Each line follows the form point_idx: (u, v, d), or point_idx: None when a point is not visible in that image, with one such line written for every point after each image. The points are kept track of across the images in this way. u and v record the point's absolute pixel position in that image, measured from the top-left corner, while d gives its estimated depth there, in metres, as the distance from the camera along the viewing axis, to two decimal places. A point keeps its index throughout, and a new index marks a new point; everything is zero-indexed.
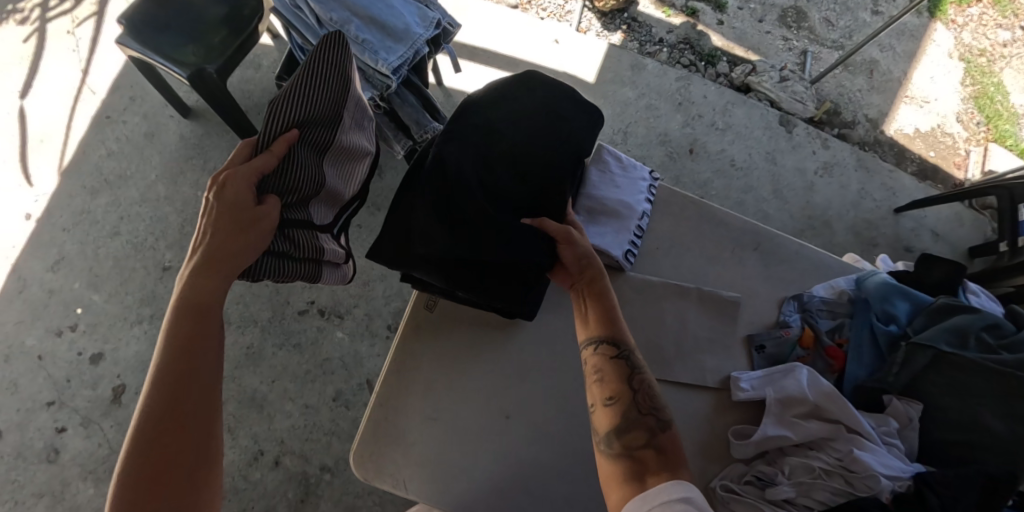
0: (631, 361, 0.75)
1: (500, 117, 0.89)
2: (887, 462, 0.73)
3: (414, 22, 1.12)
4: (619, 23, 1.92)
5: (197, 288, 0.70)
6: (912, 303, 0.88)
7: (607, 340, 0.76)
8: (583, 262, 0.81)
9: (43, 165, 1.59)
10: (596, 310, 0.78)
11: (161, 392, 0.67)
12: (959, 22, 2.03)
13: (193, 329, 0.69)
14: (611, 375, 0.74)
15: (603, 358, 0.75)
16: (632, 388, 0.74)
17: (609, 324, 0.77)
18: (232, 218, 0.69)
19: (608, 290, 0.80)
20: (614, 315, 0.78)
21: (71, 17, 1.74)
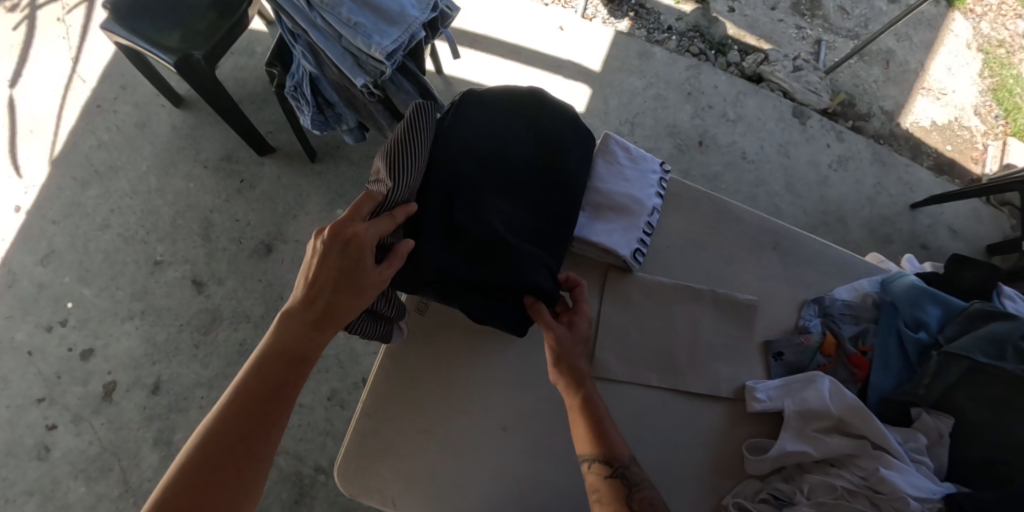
0: (628, 479, 0.66)
1: (494, 114, 0.84)
2: (917, 483, 0.68)
3: (410, 4, 1.04)
4: (626, 9, 1.84)
5: (293, 339, 0.66)
6: (944, 308, 0.81)
7: (599, 458, 0.67)
8: (567, 364, 0.72)
9: (34, 155, 1.53)
10: (585, 424, 0.69)
11: (230, 434, 0.61)
12: (977, 11, 1.95)
13: (275, 384, 0.65)
14: (608, 496, 0.66)
15: (598, 477, 0.67)
16: (632, 508, 0.65)
17: (600, 439, 0.68)
18: (349, 276, 0.66)
19: (597, 397, 0.71)
20: (607, 427, 0.69)
21: (60, 3, 1.68)
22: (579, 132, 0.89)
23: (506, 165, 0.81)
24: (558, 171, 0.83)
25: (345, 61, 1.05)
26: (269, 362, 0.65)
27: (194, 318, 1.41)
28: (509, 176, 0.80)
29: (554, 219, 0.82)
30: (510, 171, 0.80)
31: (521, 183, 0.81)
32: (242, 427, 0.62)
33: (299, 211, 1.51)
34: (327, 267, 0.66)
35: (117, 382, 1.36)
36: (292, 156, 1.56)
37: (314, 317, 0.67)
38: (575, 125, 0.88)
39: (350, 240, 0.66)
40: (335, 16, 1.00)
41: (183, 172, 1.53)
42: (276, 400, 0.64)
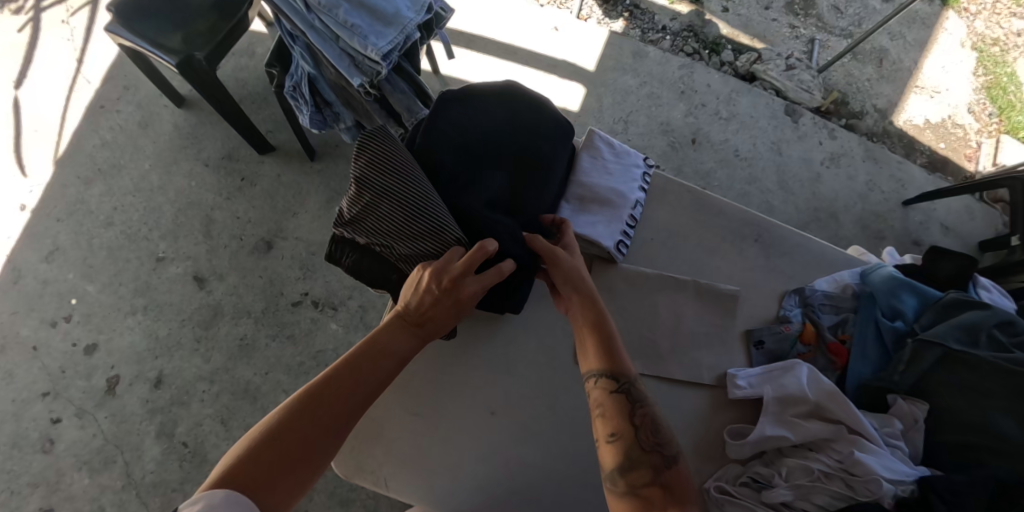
0: (632, 395, 0.69)
1: (474, 110, 0.90)
2: (891, 466, 0.70)
3: (404, 6, 1.07)
4: (621, 10, 1.87)
5: (396, 338, 0.72)
6: (920, 298, 0.84)
7: (607, 374, 0.71)
8: (577, 284, 0.76)
9: (39, 155, 1.56)
10: (595, 342, 0.73)
11: (319, 392, 0.66)
12: (972, 10, 1.97)
13: (368, 372, 0.69)
14: (612, 410, 0.69)
15: (603, 393, 0.70)
16: (634, 424, 0.68)
17: (609, 357, 0.71)
18: (446, 306, 0.73)
19: (606, 315, 0.75)
20: (615, 346, 0.73)
21: (65, 6, 1.72)
22: (559, 124, 0.93)
23: (478, 156, 0.85)
24: (535, 161, 0.87)
25: (342, 62, 1.08)
26: (370, 350, 0.70)
27: (195, 313, 1.44)
28: (482, 165, 0.85)
29: (527, 199, 0.84)
30: (481, 161, 0.85)
31: (493, 168, 0.85)
32: (332, 399, 0.66)
33: (298, 208, 1.54)
34: (432, 300, 0.72)
35: (120, 376, 1.39)
36: (292, 154, 1.59)
37: (412, 326, 0.73)
38: (553, 118, 0.92)
39: (461, 292, 0.72)
40: (332, 18, 1.03)
41: (185, 171, 1.56)
42: (368, 385, 0.68)
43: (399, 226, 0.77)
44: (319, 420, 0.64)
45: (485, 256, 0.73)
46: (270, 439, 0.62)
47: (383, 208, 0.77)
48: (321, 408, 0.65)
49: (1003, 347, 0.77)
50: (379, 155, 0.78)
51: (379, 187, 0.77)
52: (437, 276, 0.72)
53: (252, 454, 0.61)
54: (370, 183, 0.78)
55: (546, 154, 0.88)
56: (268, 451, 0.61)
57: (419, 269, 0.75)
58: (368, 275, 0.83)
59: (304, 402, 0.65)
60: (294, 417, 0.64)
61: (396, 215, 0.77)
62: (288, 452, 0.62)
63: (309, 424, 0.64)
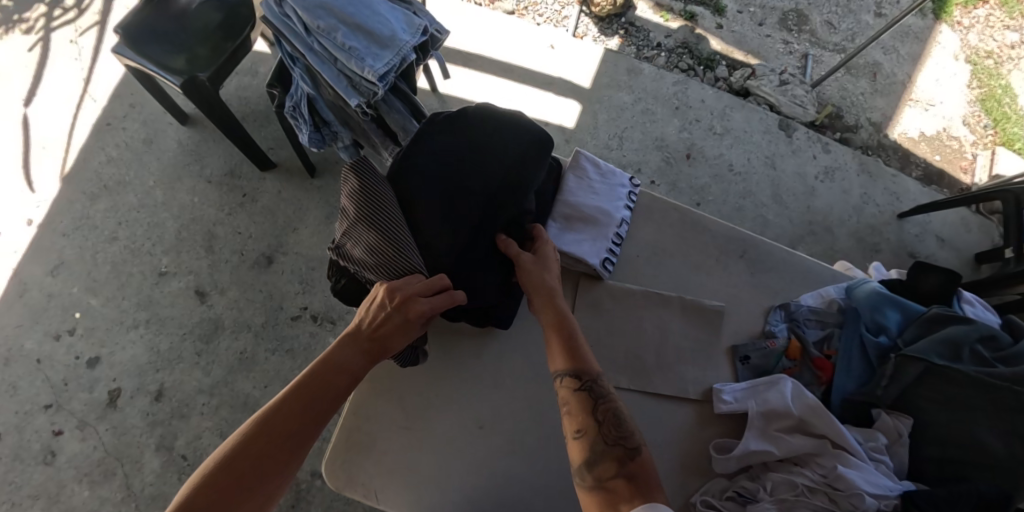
0: (595, 391, 0.72)
1: (465, 132, 0.91)
2: (874, 480, 0.71)
3: (400, 28, 1.11)
4: (616, 27, 1.90)
5: (350, 356, 0.74)
6: (903, 312, 0.85)
7: (570, 372, 0.73)
8: (539, 285, 0.80)
9: (45, 171, 1.60)
10: (559, 344, 0.76)
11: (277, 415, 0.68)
12: (965, 23, 1.99)
13: (323, 390, 0.71)
14: (576, 408, 0.71)
15: (568, 391, 0.72)
16: (597, 419, 0.70)
17: (573, 357, 0.74)
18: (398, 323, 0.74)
19: (567, 314, 0.78)
20: (577, 344, 0.75)
21: (74, 27, 1.76)
22: (543, 143, 0.93)
23: (464, 177, 0.86)
24: (520, 182, 0.88)
25: (339, 82, 1.10)
26: (322, 371, 0.72)
27: (196, 326, 1.47)
28: (466, 188, 0.86)
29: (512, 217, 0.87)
30: (466, 184, 0.86)
31: (476, 190, 0.86)
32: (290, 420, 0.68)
33: (298, 224, 1.57)
34: (385, 315, 0.74)
35: (122, 388, 1.41)
36: (292, 170, 1.62)
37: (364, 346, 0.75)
38: (539, 137, 0.93)
39: (410, 308, 0.74)
40: (330, 40, 1.07)
41: (188, 187, 1.59)
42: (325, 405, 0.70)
43: (372, 256, 0.79)
44: (272, 444, 0.66)
45: (450, 303, 0.76)
46: (228, 465, 0.65)
47: (361, 237, 0.80)
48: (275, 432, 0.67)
49: (984, 361, 0.78)
50: (361, 185, 0.80)
51: (360, 217, 0.80)
52: (388, 294, 0.75)
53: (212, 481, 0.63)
54: (353, 213, 0.81)
55: (530, 175, 0.90)
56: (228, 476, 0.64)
57: (378, 284, 0.77)
58: (356, 297, 0.87)
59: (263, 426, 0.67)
60: (250, 443, 0.66)
61: (369, 245, 0.79)
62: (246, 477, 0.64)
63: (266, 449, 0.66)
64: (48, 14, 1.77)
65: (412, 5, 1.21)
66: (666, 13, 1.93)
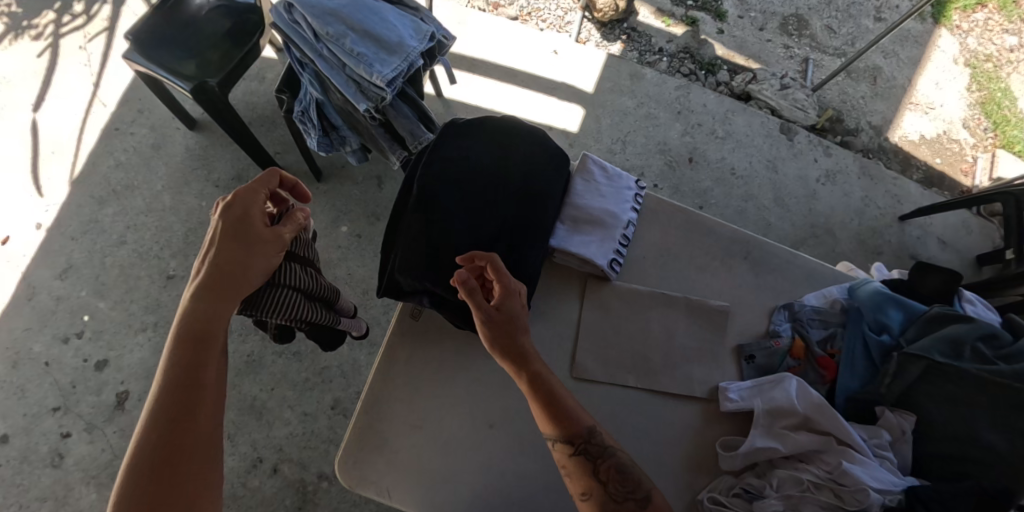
0: (591, 452, 0.72)
1: (481, 140, 0.94)
2: (879, 476, 0.72)
3: (408, 35, 1.12)
4: (618, 33, 1.92)
5: (210, 302, 0.71)
6: (905, 312, 0.86)
7: (563, 439, 0.73)
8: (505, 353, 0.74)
9: (53, 176, 1.62)
10: (541, 411, 0.74)
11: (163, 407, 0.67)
12: (964, 27, 2.01)
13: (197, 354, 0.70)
14: (575, 471, 0.72)
15: (563, 456, 0.73)
16: (599, 478, 0.71)
17: (559, 422, 0.73)
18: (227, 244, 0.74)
19: (545, 377, 0.74)
20: (562, 407, 0.73)
21: (83, 33, 1.79)
22: (551, 152, 0.97)
23: (479, 181, 0.89)
24: (530, 190, 0.91)
25: (348, 88, 1.12)
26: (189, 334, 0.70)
27: None
28: (479, 195, 0.88)
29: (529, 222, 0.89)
30: (482, 187, 0.89)
31: (490, 198, 0.88)
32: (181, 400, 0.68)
33: None
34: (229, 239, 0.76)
35: (129, 391, 1.42)
36: (299, 175, 1.64)
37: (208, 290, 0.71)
38: (548, 148, 0.97)
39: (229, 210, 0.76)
40: (339, 46, 1.08)
41: (196, 191, 1.61)
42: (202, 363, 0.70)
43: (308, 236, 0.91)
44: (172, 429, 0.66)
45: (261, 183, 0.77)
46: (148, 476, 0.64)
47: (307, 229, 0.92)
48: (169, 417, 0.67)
49: (985, 359, 0.79)
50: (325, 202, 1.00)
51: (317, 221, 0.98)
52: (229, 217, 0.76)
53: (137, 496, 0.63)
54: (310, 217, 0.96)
55: (539, 184, 0.92)
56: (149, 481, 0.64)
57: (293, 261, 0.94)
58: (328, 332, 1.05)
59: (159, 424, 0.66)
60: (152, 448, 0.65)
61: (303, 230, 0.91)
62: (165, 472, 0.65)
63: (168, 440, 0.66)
64: (57, 21, 1.80)
65: (419, 11, 1.23)
66: (667, 18, 1.95)
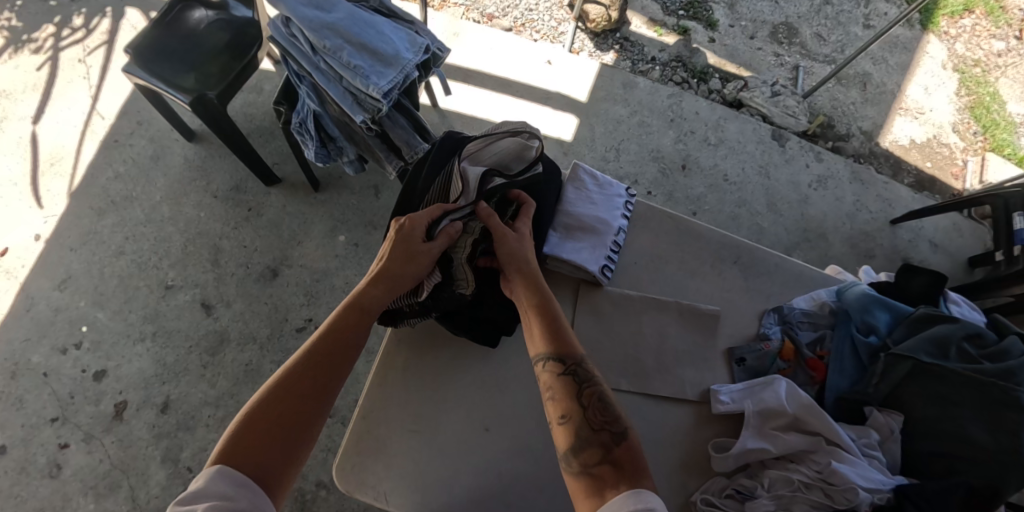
0: (579, 376, 0.73)
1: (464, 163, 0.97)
2: (868, 475, 0.73)
3: (404, 48, 1.15)
4: (611, 43, 1.95)
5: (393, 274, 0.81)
6: (892, 313, 0.88)
7: (554, 356, 0.75)
8: (519, 264, 0.83)
9: (53, 187, 1.63)
10: (541, 328, 0.78)
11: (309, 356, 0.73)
12: (952, 33, 2.05)
13: (348, 330, 0.77)
14: (560, 392, 0.73)
15: (552, 375, 0.74)
16: (582, 404, 0.72)
17: (555, 341, 0.76)
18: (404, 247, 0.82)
19: (549, 302, 0.80)
20: (558, 329, 0.78)
21: (82, 46, 1.81)
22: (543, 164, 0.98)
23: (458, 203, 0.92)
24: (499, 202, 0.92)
25: (345, 100, 1.14)
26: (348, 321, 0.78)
27: (202, 339, 1.49)
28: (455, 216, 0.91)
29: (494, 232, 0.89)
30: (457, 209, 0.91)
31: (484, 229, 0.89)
32: (323, 359, 0.74)
33: (303, 237, 1.60)
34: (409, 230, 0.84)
35: (128, 401, 1.43)
36: (296, 185, 1.66)
37: (383, 283, 0.81)
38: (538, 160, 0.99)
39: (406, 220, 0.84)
40: (336, 59, 1.11)
41: (194, 202, 1.63)
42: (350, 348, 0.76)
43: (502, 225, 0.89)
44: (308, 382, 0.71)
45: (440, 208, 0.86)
46: (254, 419, 0.68)
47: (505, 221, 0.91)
48: (299, 387, 0.71)
49: (971, 359, 0.81)
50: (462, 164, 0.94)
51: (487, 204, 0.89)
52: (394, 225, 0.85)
53: (243, 429, 0.67)
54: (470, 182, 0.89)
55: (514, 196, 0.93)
56: (262, 422, 0.68)
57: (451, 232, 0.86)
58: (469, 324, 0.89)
59: (286, 376, 0.72)
60: (265, 409, 0.69)
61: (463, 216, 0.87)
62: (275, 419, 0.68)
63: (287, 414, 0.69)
64: (57, 34, 1.82)
65: (414, 24, 1.25)
66: (659, 28, 1.99)
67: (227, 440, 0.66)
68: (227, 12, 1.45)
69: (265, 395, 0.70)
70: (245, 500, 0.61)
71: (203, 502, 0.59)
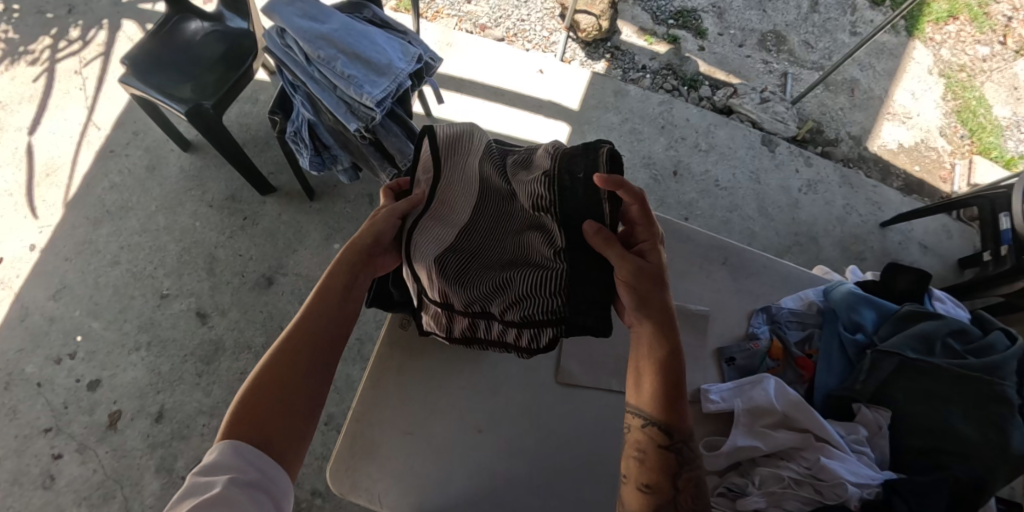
0: (681, 456, 0.72)
1: None
2: (857, 470, 0.75)
3: (397, 57, 1.17)
4: (602, 52, 1.98)
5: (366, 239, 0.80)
6: (878, 311, 0.90)
7: (663, 428, 0.73)
8: (657, 314, 0.75)
9: (48, 198, 1.64)
10: (658, 391, 0.73)
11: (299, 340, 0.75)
12: (937, 39, 2.09)
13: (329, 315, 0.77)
14: (654, 460, 0.73)
15: (649, 440, 0.73)
16: (675, 485, 0.72)
17: (670, 414, 0.73)
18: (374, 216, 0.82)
19: (678, 371, 0.74)
20: (678, 402, 0.73)
21: (79, 58, 1.83)
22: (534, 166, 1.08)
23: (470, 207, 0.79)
24: None
25: (339, 109, 1.16)
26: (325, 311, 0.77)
27: (197, 348, 1.49)
28: None
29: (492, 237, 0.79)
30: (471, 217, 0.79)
31: None
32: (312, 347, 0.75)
33: (299, 246, 1.61)
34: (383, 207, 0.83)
35: (123, 410, 1.43)
36: (292, 194, 1.67)
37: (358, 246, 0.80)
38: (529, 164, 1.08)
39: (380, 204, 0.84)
40: (330, 69, 1.12)
41: (190, 211, 1.64)
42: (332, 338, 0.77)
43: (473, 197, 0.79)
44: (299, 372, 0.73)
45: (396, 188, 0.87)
46: (256, 404, 0.70)
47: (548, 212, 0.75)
48: (283, 385, 0.72)
49: (955, 354, 0.83)
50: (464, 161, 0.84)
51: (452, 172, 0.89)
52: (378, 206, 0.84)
53: (246, 413, 0.69)
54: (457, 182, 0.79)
55: None
56: (261, 407, 0.70)
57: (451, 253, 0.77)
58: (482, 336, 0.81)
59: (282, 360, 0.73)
60: (254, 402, 0.70)
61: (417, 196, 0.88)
62: (267, 405, 0.70)
63: (286, 397, 0.71)
64: (53, 46, 1.84)
65: (407, 34, 1.27)
66: (650, 36, 2.02)
67: (230, 420, 0.69)
68: (223, 24, 1.48)
69: (263, 378, 0.72)
70: (259, 474, 0.66)
71: (220, 476, 0.64)
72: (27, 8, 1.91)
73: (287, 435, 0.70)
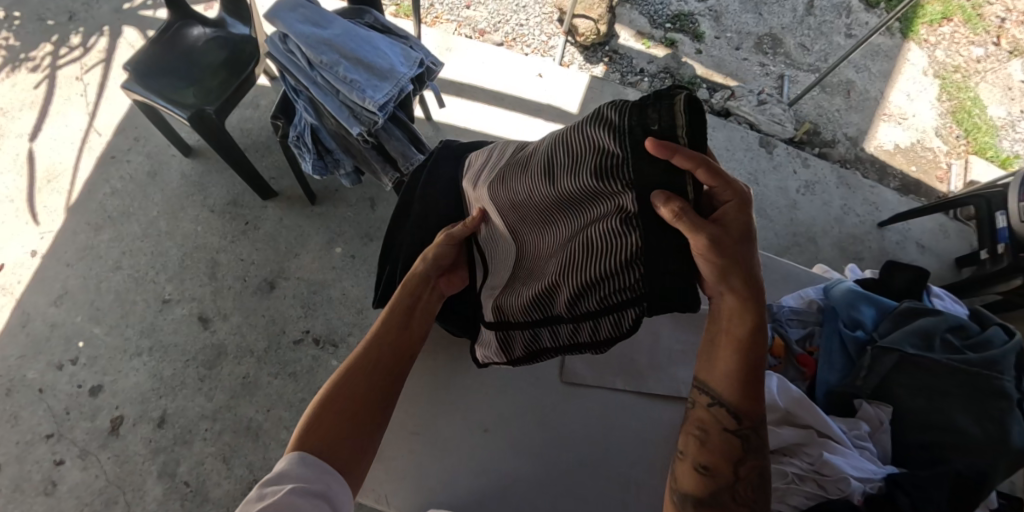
0: (745, 443, 0.72)
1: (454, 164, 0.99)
2: (859, 465, 0.76)
3: (398, 62, 1.18)
4: (600, 56, 1.99)
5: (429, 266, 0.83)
6: (877, 308, 0.91)
7: (734, 413, 0.72)
8: (741, 284, 0.68)
9: (49, 204, 1.64)
10: (734, 370, 0.71)
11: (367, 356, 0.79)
12: (931, 40, 2.11)
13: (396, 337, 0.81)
14: (716, 444, 0.73)
15: (717, 421, 0.73)
16: (736, 472, 0.72)
17: (744, 397, 0.72)
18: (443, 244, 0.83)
19: (758, 349, 0.71)
20: (754, 384, 0.72)
21: (80, 64, 1.83)
22: None
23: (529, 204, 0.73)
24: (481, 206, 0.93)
25: (342, 113, 1.17)
26: (387, 332, 0.81)
27: (200, 353, 1.50)
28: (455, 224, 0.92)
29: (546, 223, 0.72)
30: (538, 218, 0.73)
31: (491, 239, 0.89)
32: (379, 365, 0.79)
33: (301, 250, 1.62)
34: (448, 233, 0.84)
35: (125, 415, 1.43)
36: (294, 199, 1.68)
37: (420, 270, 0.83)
38: None
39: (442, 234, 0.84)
40: (332, 74, 1.13)
41: (191, 216, 1.65)
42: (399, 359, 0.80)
43: (526, 196, 0.73)
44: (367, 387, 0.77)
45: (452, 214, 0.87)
46: (325, 411, 0.75)
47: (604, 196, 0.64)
48: (351, 398, 0.76)
49: (955, 349, 0.84)
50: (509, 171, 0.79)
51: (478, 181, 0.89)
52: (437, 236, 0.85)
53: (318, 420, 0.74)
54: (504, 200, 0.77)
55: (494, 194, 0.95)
56: (331, 414, 0.75)
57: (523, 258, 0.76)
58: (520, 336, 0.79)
59: (350, 374, 0.78)
60: (323, 409, 0.75)
61: None
62: (336, 415, 0.74)
63: (354, 411, 0.76)
64: (54, 53, 1.85)
65: (408, 39, 1.28)
66: (647, 40, 2.04)
67: (301, 428, 0.74)
68: (224, 30, 1.50)
69: (332, 388, 0.77)
70: (319, 484, 0.68)
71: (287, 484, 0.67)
72: (28, 15, 1.92)
73: (351, 446, 0.74)
